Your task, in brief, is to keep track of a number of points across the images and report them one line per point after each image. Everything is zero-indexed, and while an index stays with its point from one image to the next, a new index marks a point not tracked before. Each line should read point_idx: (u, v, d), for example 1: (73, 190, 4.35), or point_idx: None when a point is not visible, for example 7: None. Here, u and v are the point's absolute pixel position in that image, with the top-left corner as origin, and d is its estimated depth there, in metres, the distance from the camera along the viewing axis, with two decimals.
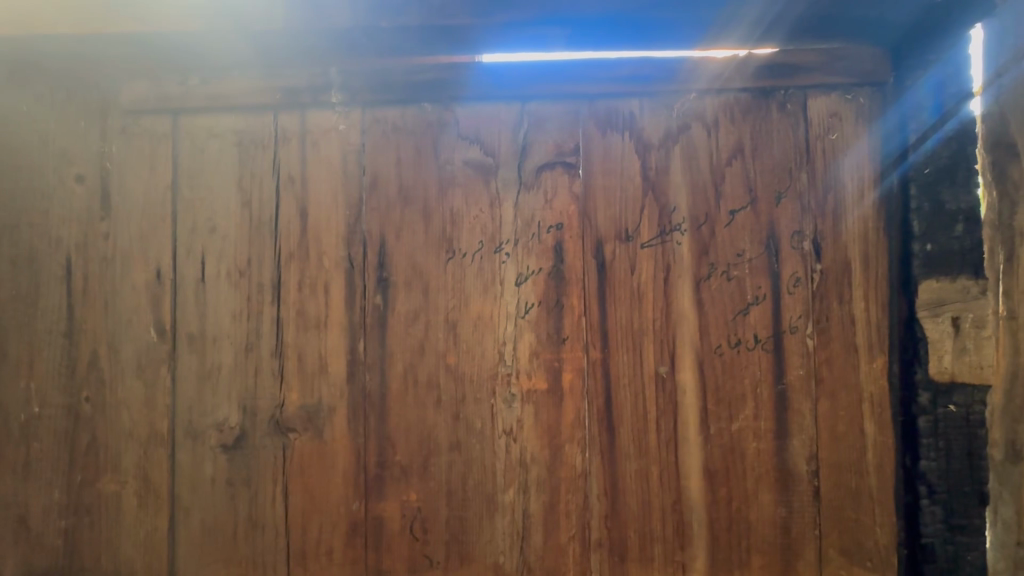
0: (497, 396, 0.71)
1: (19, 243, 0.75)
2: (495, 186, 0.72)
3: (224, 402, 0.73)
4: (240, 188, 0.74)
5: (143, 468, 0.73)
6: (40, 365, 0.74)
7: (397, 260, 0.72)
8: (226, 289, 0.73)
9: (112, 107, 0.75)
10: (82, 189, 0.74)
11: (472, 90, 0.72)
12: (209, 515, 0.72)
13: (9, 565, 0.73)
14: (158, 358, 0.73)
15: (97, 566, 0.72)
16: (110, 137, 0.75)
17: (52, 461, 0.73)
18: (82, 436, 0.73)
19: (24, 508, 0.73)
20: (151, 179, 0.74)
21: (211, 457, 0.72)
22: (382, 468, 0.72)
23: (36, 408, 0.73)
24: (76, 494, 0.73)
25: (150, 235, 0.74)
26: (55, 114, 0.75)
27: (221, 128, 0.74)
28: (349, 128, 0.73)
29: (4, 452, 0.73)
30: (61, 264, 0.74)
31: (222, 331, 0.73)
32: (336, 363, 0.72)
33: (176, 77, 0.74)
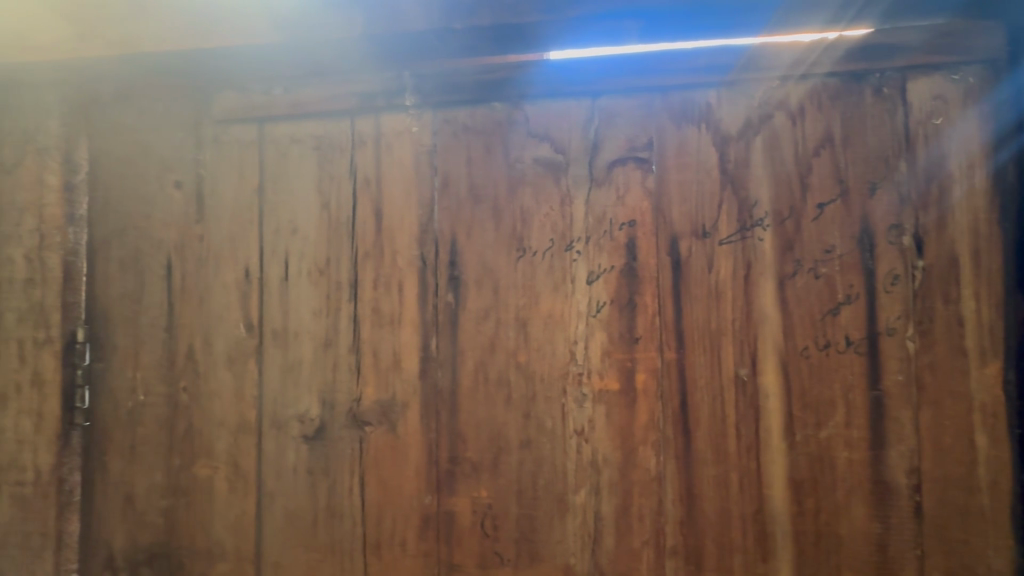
0: (568, 395, 0.70)
1: (125, 245, 0.81)
2: (566, 184, 0.72)
3: (305, 394, 0.76)
4: (320, 191, 0.77)
5: (233, 455, 0.77)
6: (145, 357, 0.80)
7: (468, 259, 0.73)
8: (307, 287, 0.77)
9: (205, 117, 0.80)
10: (179, 194, 0.80)
11: (542, 87, 0.72)
12: (291, 502, 0.76)
13: (116, 539, 0.80)
14: (246, 352, 0.78)
15: (192, 544, 0.78)
16: (204, 145, 0.80)
17: (154, 445, 0.79)
18: (180, 424, 0.79)
19: (129, 487, 0.79)
20: (240, 184, 0.79)
21: (293, 447, 0.76)
22: (453, 463, 0.73)
23: (141, 396, 0.80)
24: (174, 477, 0.78)
25: (240, 236, 0.79)
26: (154, 125, 0.81)
27: (301, 134, 0.78)
28: (421, 130, 0.75)
29: (112, 436, 0.80)
30: (162, 264, 0.80)
31: (304, 327, 0.77)
32: (410, 359, 0.74)
33: (261, 86, 0.78)
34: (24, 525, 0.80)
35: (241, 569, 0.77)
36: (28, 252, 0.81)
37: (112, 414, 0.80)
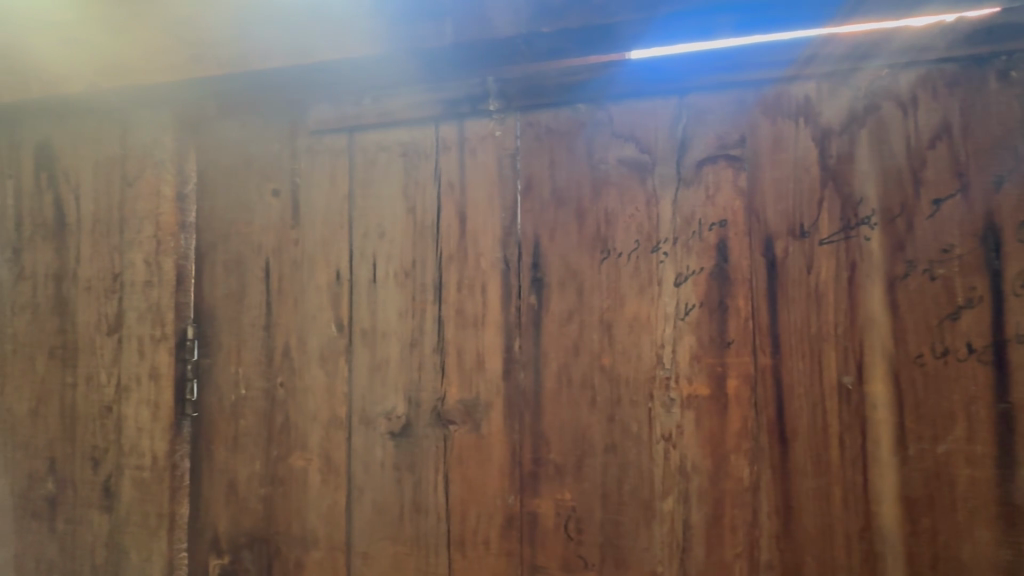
0: (655, 399, 0.69)
1: (229, 249, 0.88)
2: (652, 185, 0.70)
3: (392, 392, 0.79)
4: (406, 196, 0.80)
5: (325, 448, 0.81)
6: (246, 353, 0.86)
7: (551, 260, 0.73)
8: (394, 289, 0.80)
9: (300, 128, 0.85)
10: (277, 202, 0.86)
11: (628, 86, 0.71)
12: (379, 496, 0.79)
13: (221, 522, 0.86)
14: (337, 351, 0.82)
15: (288, 531, 0.82)
16: (299, 154, 0.85)
17: (254, 437, 0.85)
18: (277, 417, 0.84)
19: (233, 475, 0.85)
20: (332, 191, 0.83)
21: (381, 442, 0.79)
22: (536, 465, 0.73)
23: (242, 390, 0.86)
24: (272, 467, 0.84)
25: (331, 240, 0.83)
26: (255, 138, 0.87)
27: (388, 141, 0.81)
28: (504, 134, 0.76)
29: (218, 426, 0.86)
30: (261, 267, 0.86)
31: (391, 327, 0.80)
32: (493, 360, 0.75)
33: (352, 97, 0.82)
34: (143, 506, 0.87)
35: (332, 558, 0.80)
36: (146, 257, 0.89)
37: (217, 406, 0.87)
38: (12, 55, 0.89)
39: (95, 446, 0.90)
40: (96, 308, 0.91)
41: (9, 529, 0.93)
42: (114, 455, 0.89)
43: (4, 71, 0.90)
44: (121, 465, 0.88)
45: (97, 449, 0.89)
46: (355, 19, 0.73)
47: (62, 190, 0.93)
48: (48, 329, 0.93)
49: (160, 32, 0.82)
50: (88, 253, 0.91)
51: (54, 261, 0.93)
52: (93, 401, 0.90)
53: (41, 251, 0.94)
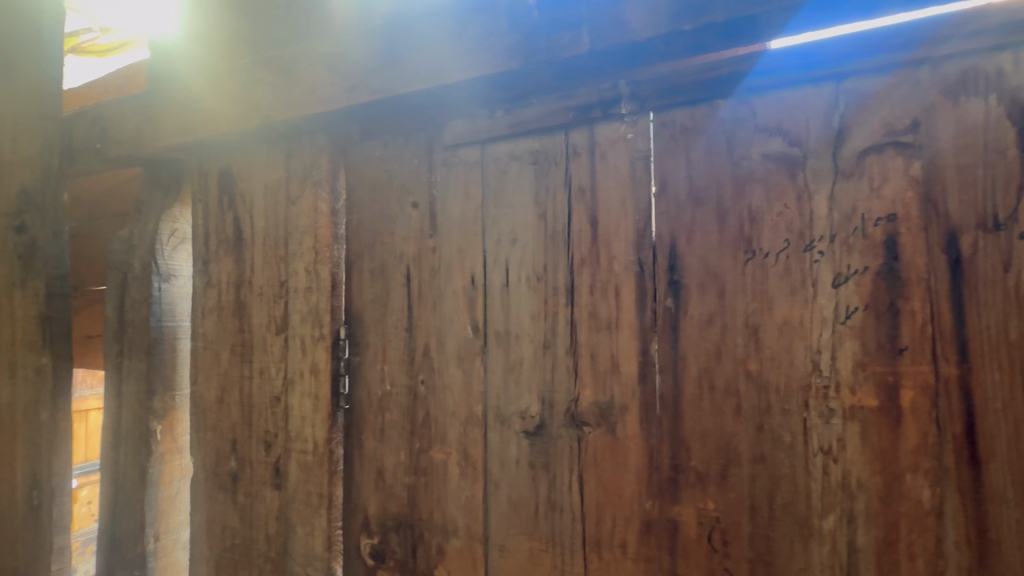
0: (810, 409, 0.64)
1: (375, 257, 0.96)
2: (804, 179, 0.66)
3: (526, 393, 0.82)
4: (536, 203, 0.83)
5: (463, 443, 0.86)
6: (390, 352, 0.94)
7: (690, 262, 0.71)
8: (526, 292, 0.82)
9: (437, 144, 0.91)
10: (416, 213, 0.93)
11: (775, 77, 0.67)
12: (515, 492, 0.82)
13: (370, 506, 0.94)
14: (473, 351, 0.86)
15: (430, 519, 0.89)
16: (435, 168, 0.91)
17: (399, 429, 0.92)
18: (419, 412, 0.90)
19: (381, 463, 0.94)
20: (466, 200, 0.88)
21: (516, 440, 0.82)
22: (676, 471, 0.71)
23: (388, 386, 0.94)
24: (415, 458, 0.90)
25: (467, 247, 0.88)
26: (396, 155, 0.95)
27: (519, 151, 0.84)
28: (637, 136, 0.75)
29: (367, 418, 0.95)
30: (403, 274, 0.93)
31: (524, 329, 0.82)
32: (628, 363, 0.75)
33: (486, 112, 0.86)
34: (306, 486, 0.98)
35: (471, 547, 0.85)
36: (307, 266, 1.00)
37: (366, 400, 0.96)
38: (204, 100, 1.05)
39: (267, 431, 1.03)
40: (267, 312, 1.04)
41: (201, 498, 1.10)
42: (282, 440, 1.01)
43: (194, 113, 1.06)
44: (288, 449, 1.00)
45: (269, 434, 1.03)
46: (494, 37, 0.77)
47: (239, 210, 1.08)
48: (230, 330, 1.09)
49: (318, 69, 0.93)
50: (260, 263, 1.05)
51: (234, 271, 1.09)
52: (265, 392, 1.04)
53: (224, 263, 1.10)
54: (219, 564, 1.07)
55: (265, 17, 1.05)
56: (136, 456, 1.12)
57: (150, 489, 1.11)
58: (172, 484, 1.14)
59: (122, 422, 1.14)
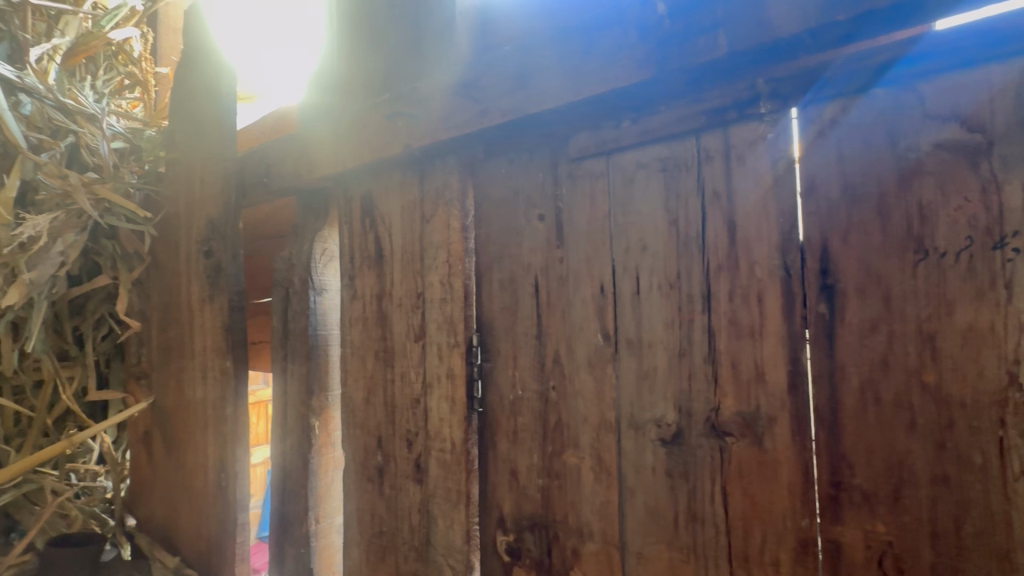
0: (1008, 428, 0.57)
1: (504, 268, 1.02)
2: (990, 169, 0.59)
3: (661, 401, 0.81)
4: (667, 210, 0.82)
5: (596, 448, 0.88)
6: (521, 359, 0.98)
7: (846, 265, 0.67)
8: (658, 299, 0.82)
9: (562, 157, 0.94)
10: (543, 225, 0.97)
11: (950, 57, 0.61)
12: (652, 500, 0.82)
13: (505, 504, 1.00)
14: (605, 359, 0.88)
15: (565, 521, 0.91)
16: (561, 181, 0.94)
17: (531, 433, 0.96)
18: (551, 416, 0.94)
19: (514, 464, 0.98)
20: (592, 210, 0.90)
21: (652, 448, 0.82)
22: (836, 489, 0.67)
23: (519, 391, 0.98)
24: (549, 460, 0.94)
25: (594, 257, 0.89)
26: (521, 171, 1.00)
27: (647, 159, 0.84)
28: (779, 135, 0.72)
29: (500, 421, 1.01)
30: (531, 284, 0.98)
31: (657, 337, 0.82)
32: (775, 372, 0.72)
33: (612, 122, 0.88)
34: (445, 482, 1.06)
35: (607, 552, 0.86)
36: (442, 278, 1.08)
37: (498, 404, 1.01)
38: (350, 133, 1.19)
39: (409, 429, 1.13)
40: (406, 321, 1.14)
41: (352, 487, 1.23)
42: (423, 439, 1.10)
43: (342, 145, 1.20)
44: (428, 447, 1.09)
45: (410, 433, 1.12)
46: (625, 50, 0.78)
47: (380, 230, 1.20)
48: (374, 337, 1.20)
49: (452, 97, 1.00)
50: (399, 277, 1.16)
51: (377, 284, 1.20)
52: (406, 394, 1.13)
53: (368, 277, 1.22)
54: (369, 548, 1.19)
55: (400, 55, 1.16)
56: (300, 448, 1.28)
57: (312, 477, 1.26)
58: (328, 474, 1.29)
59: (288, 417, 1.31)
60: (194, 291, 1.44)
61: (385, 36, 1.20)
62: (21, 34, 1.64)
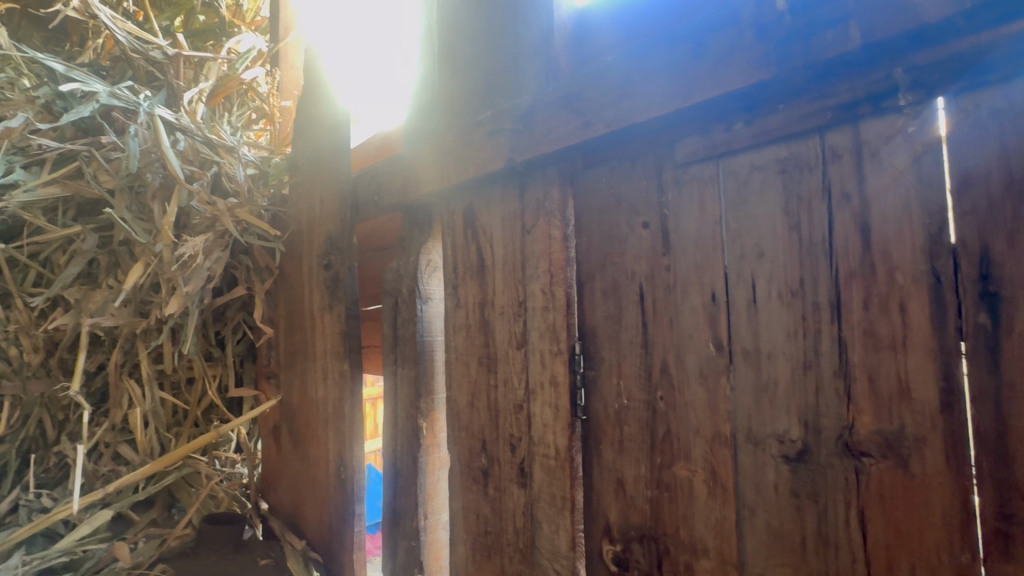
0: None
1: (606, 276, 1.02)
2: None
3: (783, 415, 0.77)
4: (786, 214, 0.78)
5: (710, 462, 0.85)
6: (626, 368, 0.98)
7: (1012, 271, 0.59)
8: (778, 308, 0.78)
9: (667, 163, 0.93)
10: (647, 233, 0.95)
11: None
12: (774, 519, 0.78)
13: (612, 513, 0.99)
14: (718, 369, 0.84)
15: (676, 535, 0.89)
16: (666, 187, 0.93)
17: (638, 442, 0.95)
18: (659, 427, 0.92)
19: (621, 474, 0.98)
20: (701, 216, 0.88)
21: (774, 465, 0.78)
22: (1005, 523, 0.59)
23: (625, 400, 0.97)
24: (657, 472, 0.92)
25: (704, 264, 0.87)
26: (623, 179, 1.00)
27: (763, 160, 0.80)
28: (922, 128, 0.66)
29: (605, 429, 1.01)
30: (636, 291, 0.96)
31: (777, 348, 0.78)
32: (923, 389, 0.65)
33: (722, 125, 0.85)
34: (550, 487, 1.07)
35: (724, 570, 0.83)
36: (543, 287, 1.10)
37: (603, 412, 1.01)
38: (454, 151, 1.26)
39: (512, 434, 1.16)
40: (509, 328, 1.18)
41: (458, 487, 1.29)
42: (526, 443, 1.13)
43: (447, 161, 1.28)
44: (532, 452, 1.11)
45: (513, 437, 1.16)
46: (740, 50, 0.76)
47: (481, 241, 1.25)
48: (477, 344, 1.25)
49: (553, 111, 1.03)
50: (501, 286, 1.20)
51: (479, 293, 1.25)
52: (509, 399, 1.17)
53: (470, 286, 1.27)
54: (474, 546, 1.24)
55: (500, 73, 1.20)
56: (410, 447, 1.37)
57: (421, 475, 1.35)
58: (434, 473, 1.36)
59: (399, 417, 1.40)
60: (315, 300, 1.60)
61: (484, 55, 1.25)
62: (175, 82, 1.92)
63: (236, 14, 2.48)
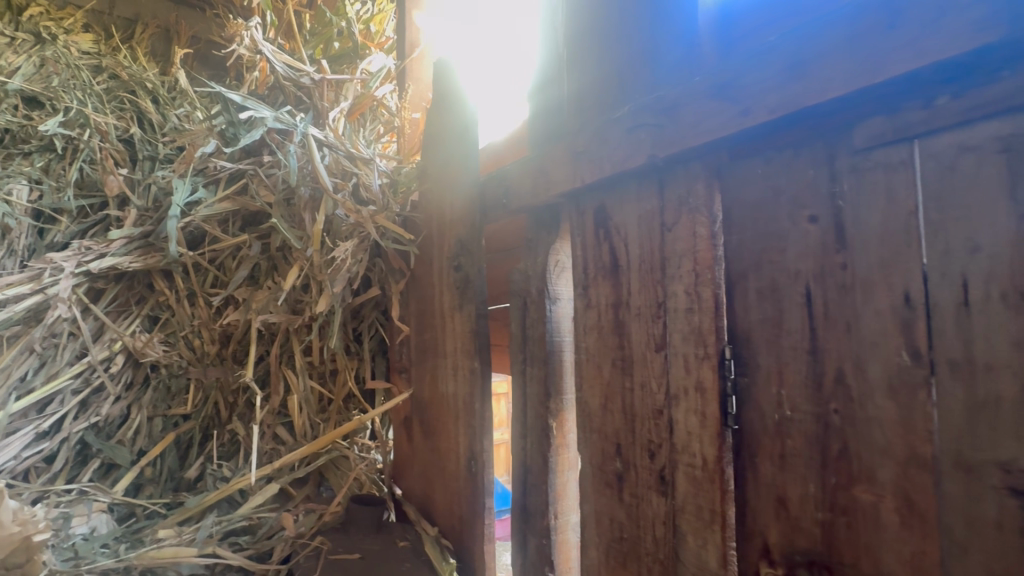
0: None
1: (763, 276, 0.93)
2: None
3: (1009, 440, 0.65)
4: (1013, 200, 0.65)
5: (903, 487, 0.75)
6: (789, 376, 0.89)
7: None
8: (1002, 313, 0.66)
9: (842, 149, 0.83)
10: (815, 227, 0.86)
11: None
12: (994, 561, 0.67)
13: (771, 533, 0.91)
14: (913, 382, 0.74)
15: (857, 566, 0.80)
16: (840, 176, 0.83)
17: (806, 458, 0.86)
18: (833, 443, 0.83)
19: (783, 492, 0.89)
20: (889, 206, 0.77)
21: (996, 498, 0.66)
22: None
23: (787, 411, 0.89)
24: (831, 493, 0.83)
25: (894, 261, 0.76)
26: (783, 169, 0.91)
27: (978, 139, 0.69)
28: None
29: (762, 442, 0.93)
30: (802, 292, 0.88)
31: (1000, 359, 0.66)
32: None
33: (918, 101, 0.74)
34: (696, 499, 1.02)
35: None
36: (687, 288, 1.04)
37: (759, 423, 0.93)
38: (589, 151, 1.25)
39: (651, 440, 1.12)
40: (646, 330, 1.13)
41: (589, 490, 1.27)
42: (667, 451, 1.08)
43: (581, 161, 1.27)
44: (675, 460, 1.06)
45: (652, 443, 1.11)
46: (953, 13, 0.66)
47: (615, 241, 1.21)
48: (610, 345, 1.22)
49: (703, 101, 0.97)
50: (637, 287, 1.16)
51: (612, 294, 1.22)
52: (647, 404, 1.13)
53: (601, 286, 1.25)
54: (608, 552, 1.21)
55: (636, 65, 1.17)
56: (540, 446, 1.38)
57: (551, 475, 1.35)
58: (564, 473, 1.36)
59: (529, 415, 1.43)
60: (445, 300, 1.68)
61: (614, 52, 1.22)
62: (320, 103, 2.12)
63: (366, 37, 2.69)
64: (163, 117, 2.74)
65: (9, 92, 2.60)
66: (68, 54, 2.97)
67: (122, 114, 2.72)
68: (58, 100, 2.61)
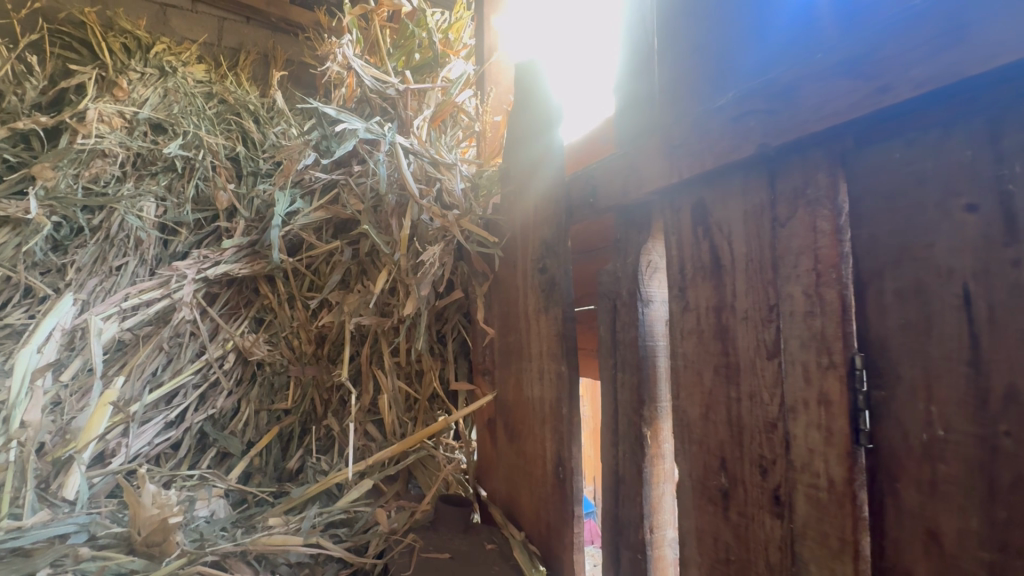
0: None
1: (904, 276, 0.82)
2: None
3: None
4: None
5: None
6: (940, 390, 0.77)
7: None
8: None
9: (1012, 125, 0.70)
10: (974, 218, 0.74)
11: None
12: None
13: (919, 571, 0.79)
14: None
15: None
16: (1010, 156, 0.70)
17: (965, 487, 0.74)
18: (1002, 471, 0.70)
19: (934, 525, 0.77)
20: None
21: None
22: None
23: (940, 431, 0.77)
24: (1001, 531, 0.70)
25: None
26: (931, 152, 0.79)
27: None
28: None
29: (905, 465, 0.81)
30: (956, 293, 0.75)
31: None
32: None
33: None
34: (821, 525, 0.91)
35: None
36: (805, 289, 0.94)
37: (901, 444, 0.82)
38: (688, 143, 1.17)
39: (762, 455, 1.02)
40: (755, 336, 1.04)
41: (689, 505, 1.19)
42: (783, 468, 0.98)
43: (678, 154, 1.20)
44: (793, 479, 0.96)
45: (764, 459, 1.02)
46: None
47: (716, 239, 1.13)
48: (712, 351, 1.13)
49: (826, 80, 0.87)
50: (743, 288, 1.07)
51: (713, 296, 1.13)
52: (758, 416, 1.03)
53: (701, 288, 1.16)
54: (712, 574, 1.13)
55: (743, 47, 1.07)
56: (633, 455, 1.32)
57: (645, 487, 1.29)
58: (659, 486, 1.29)
59: (621, 423, 1.37)
60: (530, 303, 1.67)
61: (715, 35, 1.13)
62: (405, 113, 2.22)
63: (446, 44, 2.76)
64: (263, 135, 3.00)
65: (140, 120, 2.95)
66: (185, 84, 3.32)
67: (229, 135, 2.99)
68: (178, 125, 2.92)
